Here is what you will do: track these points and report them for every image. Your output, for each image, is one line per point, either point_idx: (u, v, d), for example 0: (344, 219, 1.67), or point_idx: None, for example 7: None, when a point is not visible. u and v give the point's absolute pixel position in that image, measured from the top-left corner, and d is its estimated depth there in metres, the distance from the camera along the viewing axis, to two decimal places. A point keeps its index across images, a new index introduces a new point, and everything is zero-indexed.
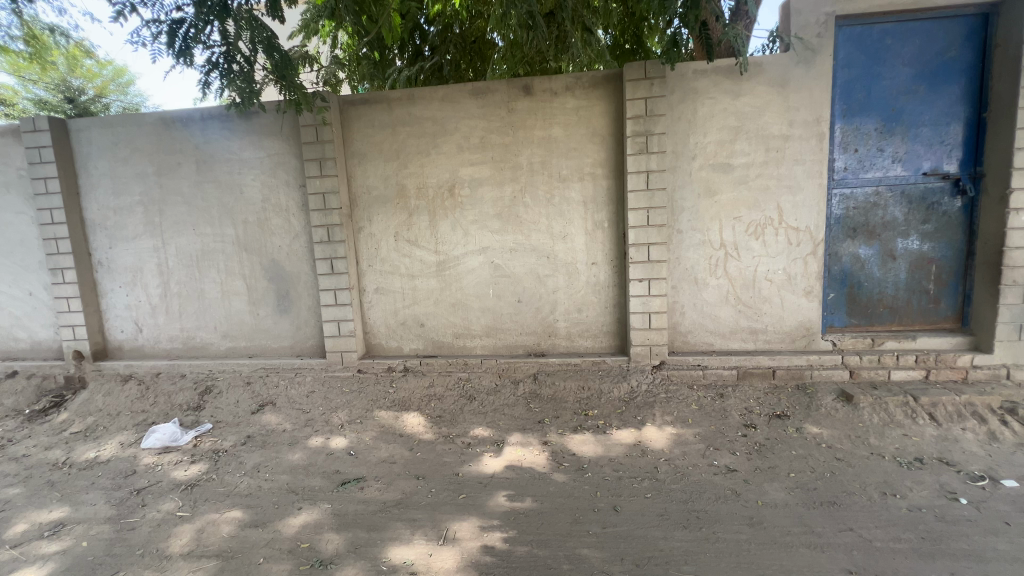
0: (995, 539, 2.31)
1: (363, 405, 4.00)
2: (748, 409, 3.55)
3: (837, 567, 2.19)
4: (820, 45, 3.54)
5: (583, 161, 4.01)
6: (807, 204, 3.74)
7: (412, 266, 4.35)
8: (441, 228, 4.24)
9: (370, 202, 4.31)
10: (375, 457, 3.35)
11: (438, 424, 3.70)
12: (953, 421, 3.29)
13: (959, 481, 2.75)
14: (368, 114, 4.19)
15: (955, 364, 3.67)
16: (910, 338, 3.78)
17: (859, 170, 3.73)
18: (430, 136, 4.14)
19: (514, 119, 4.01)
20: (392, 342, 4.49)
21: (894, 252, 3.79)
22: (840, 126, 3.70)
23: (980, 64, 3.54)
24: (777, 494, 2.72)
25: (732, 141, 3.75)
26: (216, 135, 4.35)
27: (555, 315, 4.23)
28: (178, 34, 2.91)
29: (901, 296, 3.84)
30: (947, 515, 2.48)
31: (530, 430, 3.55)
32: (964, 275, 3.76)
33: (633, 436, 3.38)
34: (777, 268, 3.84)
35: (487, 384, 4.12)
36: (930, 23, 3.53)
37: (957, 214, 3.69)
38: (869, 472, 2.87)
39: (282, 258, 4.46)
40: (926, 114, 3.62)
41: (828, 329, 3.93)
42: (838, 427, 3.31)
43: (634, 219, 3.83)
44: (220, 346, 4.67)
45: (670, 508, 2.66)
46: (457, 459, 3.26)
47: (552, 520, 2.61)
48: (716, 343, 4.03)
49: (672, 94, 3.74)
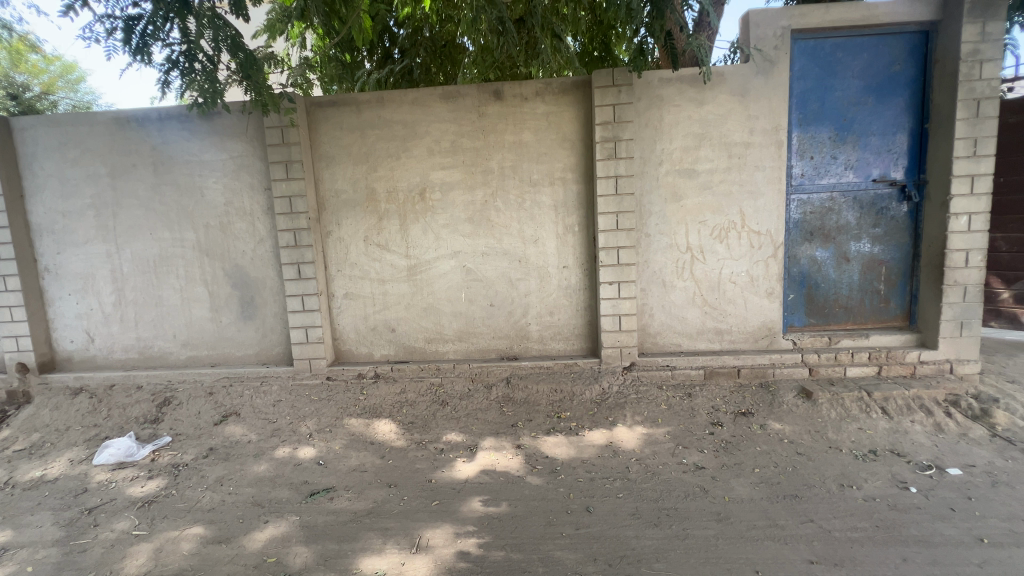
0: (942, 524, 2.45)
1: (332, 414, 3.90)
2: (714, 408, 3.65)
3: (799, 559, 2.27)
4: (777, 57, 3.71)
5: (553, 165, 4.06)
6: (767, 209, 3.89)
7: (382, 271, 4.29)
8: (412, 232, 4.21)
9: (339, 206, 4.24)
10: (345, 466, 3.27)
11: (410, 431, 3.64)
12: (904, 414, 3.47)
13: (910, 471, 2.91)
14: (336, 116, 4.12)
15: (904, 360, 3.86)
16: (863, 336, 3.97)
17: (815, 176, 3.91)
18: (400, 140, 4.10)
19: (484, 123, 4.02)
20: (363, 348, 4.41)
21: (848, 254, 3.98)
22: (797, 134, 3.87)
23: (921, 77, 3.77)
24: (742, 490, 2.80)
25: (696, 148, 3.86)
26: (175, 136, 4.19)
27: (528, 318, 4.25)
28: (134, 30, 2.82)
29: (855, 296, 4.03)
30: (899, 503, 2.62)
31: (503, 434, 3.54)
32: (911, 276, 3.98)
33: (605, 436, 3.42)
34: (740, 269, 3.98)
35: (459, 390, 4.08)
36: (876, 38, 3.74)
37: (903, 218, 3.91)
38: (827, 465, 2.99)
39: (246, 263, 4.32)
40: (875, 124, 3.83)
41: (788, 328, 4.10)
42: (799, 423, 3.44)
43: (604, 222, 3.90)
44: (179, 355, 4.48)
45: (641, 507, 2.70)
46: (430, 465, 3.23)
47: (525, 524, 2.61)
48: (684, 343, 4.13)
49: (639, 102, 3.83)
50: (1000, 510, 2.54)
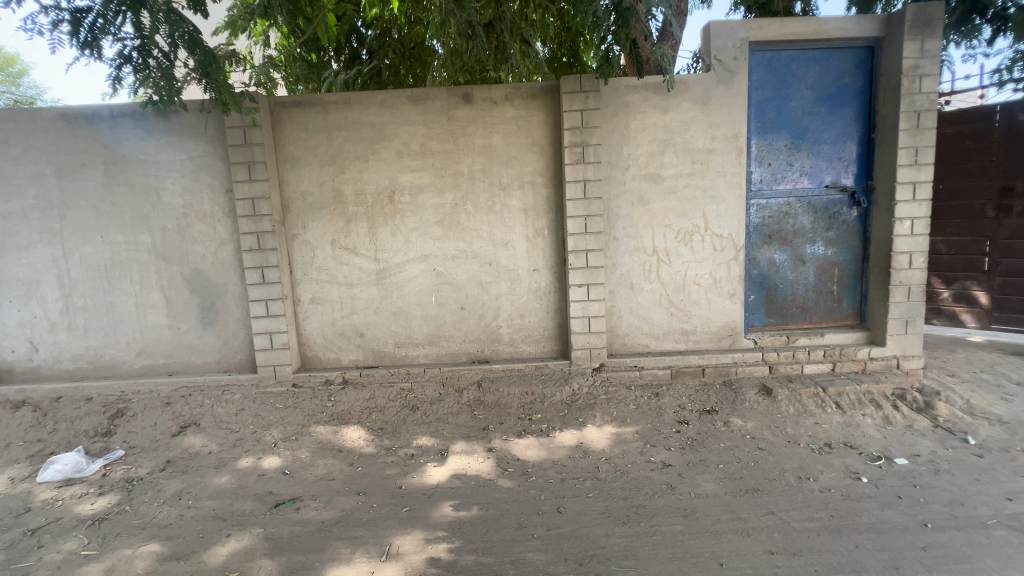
0: (891, 511, 2.60)
1: (298, 421, 3.79)
2: (680, 406, 3.75)
3: (760, 550, 2.36)
4: (736, 67, 3.86)
5: (523, 169, 4.09)
6: (728, 213, 4.04)
7: (350, 274, 4.21)
8: (381, 235, 4.15)
9: (305, 208, 4.14)
10: (312, 474, 3.19)
11: (380, 437, 3.59)
12: (856, 408, 3.66)
13: (861, 462, 3.06)
14: (302, 117, 4.04)
15: (856, 357, 4.07)
16: (819, 335, 4.15)
17: (773, 182, 4.08)
18: (368, 142, 4.05)
19: (454, 126, 4.02)
20: (330, 354, 4.32)
21: (804, 257, 4.17)
22: (756, 141, 4.03)
23: (868, 90, 4.00)
24: (707, 486, 2.89)
25: (661, 154, 3.97)
26: (129, 134, 4.00)
27: (498, 321, 4.26)
28: (82, 23, 2.68)
29: (811, 297, 4.22)
30: (851, 493, 2.75)
31: (474, 438, 3.53)
32: (861, 278, 4.20)
33: (575, 437, 3.46)
34: (704, 271, 4.10)
35: (430, 394, 4.05)
36: (827, 52, 3.95)
37: (853, 222, 4.13)
38: (786, 459, 3.12)
39: (206, 267, 4.17)
40: (827, 132, 4.04)
41: (750, 328, 4.25)
42: (760, 419, 3.57)
43: (572, 226, 3.96)
44: (134, 364, 4.27)
45: (611, 506, 2.74)
46: (400, 471, 3.18)
47: (497, 527, 2.61)
48: (651, 344, 4.22)
49: (606, 108, 3.91)
50: (942, 496, 2.71)
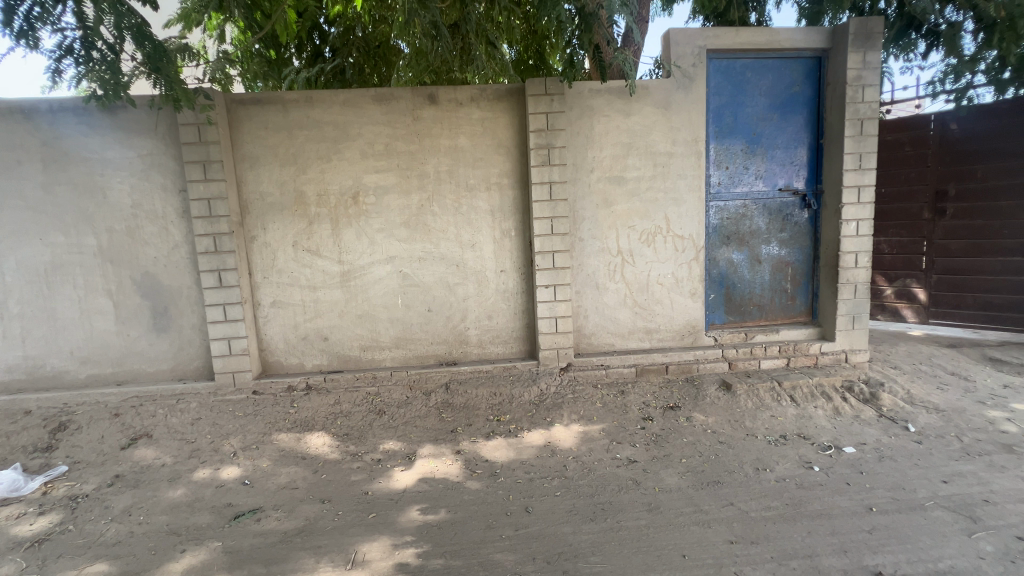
0: (840, 498, 2.74)
1: (259, 429, 3.66)
2: (645, 403, 3.84)
3: (720, 540, 2.45)
4: (695, 74, 3.99)
5: (489, 170, 4.10)
6: (689, 215, 4.16)
7: (313, 277, 4.11)
8: (345, 236, 4.07)
9: (264, 209, 4.02)
10: (274, 483, 3.09)
11: (345, 443, 3.51)
12: (809, 401, 3.84)
13: (813, 452, 3.22)
14: (261, 115, 3.92)
15: (809, 351, 4.27)
16: (774, 331, 4.33)
17: (730, 185, 4.24)
18: (331, 141, 3.97)
19: (419, 127, 3.99)
20: (293, 359, 4.20)
21: (760, 257, 4.34)
22: (714, 145, 4.18)
23: (816, 98, 4.21)
24: (671, 480, 2.97)
25: (624, 156, 4.06)
26: (71, 130, 3.78)
27: (466, 323, 4.25)
28: (17, 12, 2.52)
29: (767, 295, 4.40)
30: (804, 482, 2.89)
31: (442, 441, 3.50)
32: (813, 276, 4.41)
33: (543, 437, 3.49)
34: (666, 271, 4.22)
35: (397, 398, 4.00)
36: (778, 61, 4.14)
37: (805, 224, 4.34)
38: (744, 451, 3.25)
39: (158, 271, 3.98)
40: (779, 138, 4.23)
41: (710, 326, 4.39)
42: (720, 414, 3.70)
43: (539, 227, 3.99)
44: (78, 374, 4.03)
45: (578, 504, 2.78)
46: (366, 477, 3.13)
47: (465, 529, 2.60)
48: (617, 343, 4.30)
49: (570, 111, 3.97)
50: (885, 481, 2.88)
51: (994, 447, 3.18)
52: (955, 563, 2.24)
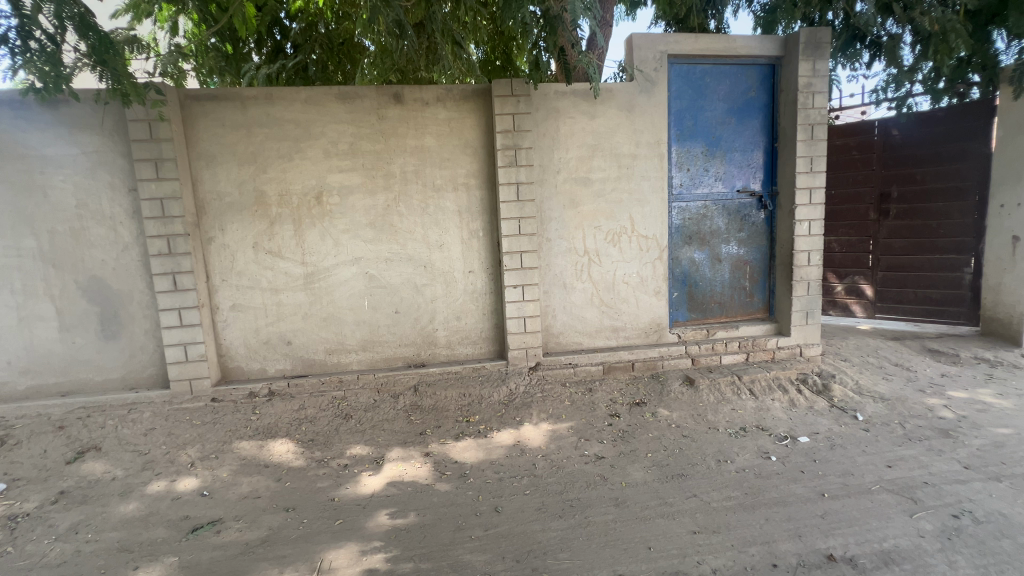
0: (796, 485, 2.87)
1: (218, 438, 3.52)
2: (612, 400, 3.92)
3: (684, 530, 2.52)
4: (657, 78, 4.09)
5: (456, 171, 4.08)
6: (653, 215, 4.27)
7: (275, 279, 3.99)
8: (308, 237, 3.97)
9: (222, 209, 3.87)
10: (234, 494, 2.98)
11: (311, 449, 3.42)
12: (767, 393, 4.00)
13: (771, 442, 3.36)
14: (217, 111, 3.78)
15: (766, 346, 4.45)
16: (734, 328, 4.49)
17: (691, 186, 4.37)
18: (293, 140, 3.86)
19: (384, 126, 3.93)
20: (254, 364, 4.07)
21: (720, 256, 4.50)
22: (676, 148, 4.30)
23: (771, 104, 4.40)
24: (637, 474, 3.04)
25: (590, 158, 4.13)
26: (7, 126, 3.54)
27: (435, 324, 4.22)
28: None
29: (727, 293, 4.56)
30: (762, 471, 3.01)
31: (411, 443, 3.46)
32: (769, 274, 4.60)
33: (512, 436, 3.50)
34: (632, 271, 4.31)
35: (364, 401, 3.93)
36: (735, 68, 4.30)
37: (761, 224, 4.52)
38: (707, 444, 3.36)
39: (107, 274, 3.77)
40: (737, 141, 4.39)
41: (674, 323, 4.51)
42: (684, 408, 3.81)
43: (506, 228, 4.01)
44: (17, 385, 3.78)
45: (547, 501, 2.81)
46: (332, 483, 3.06)
47: (435, 532, 2.58)
48: (584, 341, 4.35)
49: (536, 112, 4.01)
50: (836, 467, 3.04)
51: (933, 432, 3.40)
52: (898, 542, 2.38)
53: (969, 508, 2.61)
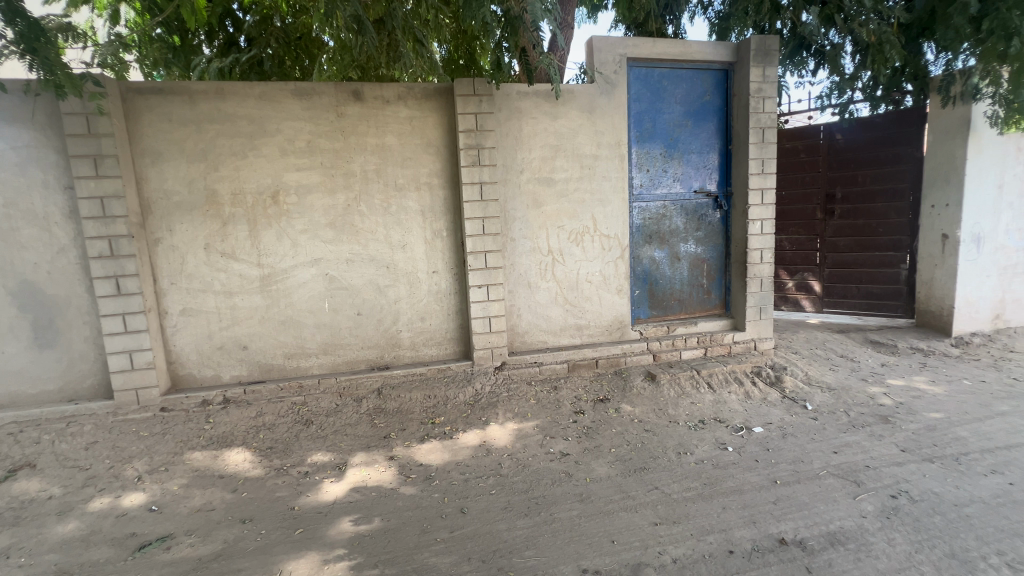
0: (750, 474, 2.99)
1: (168, 449, 3.34)
2: (577, 398, 3.97)
3: (646, 522, 2.58)
4: (616, 81, 4.18)
5: (418, 170, 4.03)
6: (614, 215, 4.35)
7: (228, 282, 3.83)
8: (264, 238, 3.83)
9: (170, 209, 3.68)
10: (186, 507, 2.84)
11: (269, 457, 3.31)
12: (724, 386, 4.15)
13: (727, 433, 3.49)
14: (164, 106, 3.59)
15: (723, 341, 4.62)
16: (693, 324, 4.63)
17: (651, 187, 4.48)
18: (246, 137, 3.72)
19: (343, 124, 3.84)
20: (207, 371, 3.89)
21: (679, 254, 4.63)
22: (636, 149, 4.40)
23: (725, 107, 4.56)
24: (601, 469, 3.09)
25: (553, 158, 4.17)
26: None
27: (398, 326, 4.15)
28: None
29: (686, 290, 4.70)
30: (720, 462, 3.13)
31: (375, 447, 3.40)
32: (725, 272, 4.77)
33: (478, 437, 3.49)
34: (594, 270, 4.38)
35: (325, 406, 3.83)
36: (691, 72, 4.44)
37: (717, 224, 4.69)
38: (668, 437, 3.45)
39: (40, 278, 3.52)
40: (694, 143, 4.53)
41: (636, 321, 4.61)
42: (646, 403, 3.90)
43: (470, 228, 3.99)
44: None
45: (513, 500, 2.82)
46: (292, 492, 2.96)
47: (399, 537, 2.54)
48: (549, 340, 4.39)
49: (499, 112, 4.02)
50: (788, 455, 3.19)
51: (874, 418, 3.62)
52: (843, 523, 2.52)
53: (905, 488, 2.79)
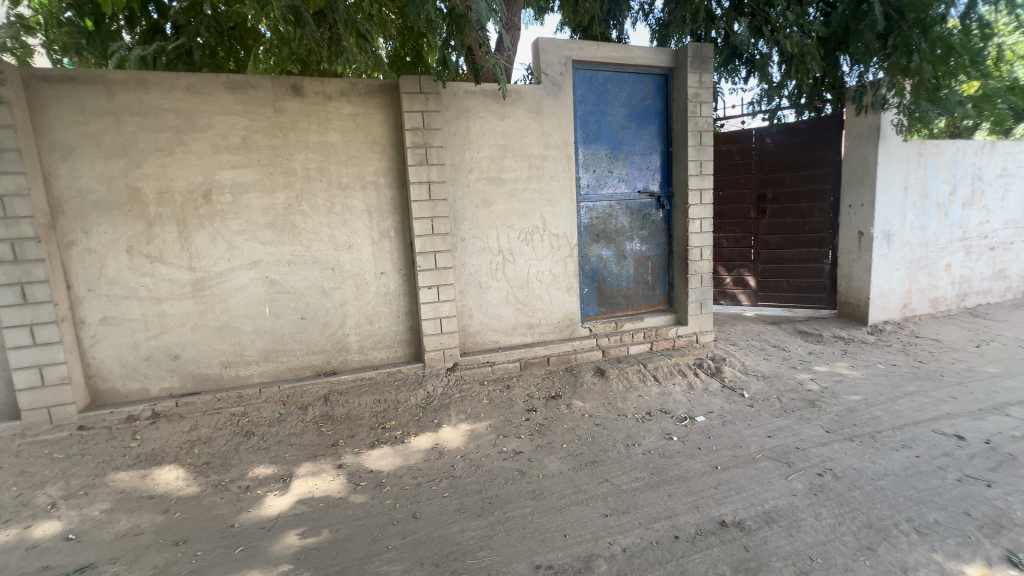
0: (694, 462, 3.13)
1: (88, 471, 3.06)
2: (529, 395, 4.01)
3: (597, 514, 2.65)
4: (562, 82, 4.25)
5: (363, 169, 3.92)
6: (563, 215, 4.42)
7: (155, 287, 3.55)
8: (195, 239, 3.59)
9: (85, 208, 3.37)
10: (109, 533, 2.61)
11: (205, 473, 3.10)
12: (669, 378, 4.33)
13: (672, 423, 3.64)
14: (74, 96, 3.28)
15: (667, 335, 4.81)
16: (640, 319, 4.80)
17: (597, 187, 4.60)
18: (173, 132, 3.47)
19: (281, 120, 3.66)
20: (133, 384, 3.60)
21: (625, 253, 4.78)
22: (582, 150, 4.50)
23: (665, 111, 4.74)
24: (554, 465, 3.14)
25: (501, 158, 4.18)
26: None
27: (345, 329, 4.02)
28: None
29: (632, 287, 4.85)
30: (666, 451, 3.26)
31: (322, 456, 3.27)
32: (669, 269, 4.97)
33: (430, 440, 3.44)
34: (545, 269, 4.43)
35: (268, 416, 3.64)
36: (633, 76, 4.58)
37: (660, 223, 4.87)
38: (617, 430, 3.55)
39: None
40: (637, 145, 4.68)
41: (586, 318, 4.72)
42: (596, 398, 4.00)
43: (419, 228, 3.93)
44: None
45: (466, 501, 2.80)
46: (231, 508, 2.79)
47: (349, 547, 2.46)
48: (501, 339, 4.40)
49: (446, 111, 3.97)
50: (727, 441, 3.37)
51: (803, 403, 3.90)
52: (777, 502, 2.70)
53: (830, 465, 3.03)
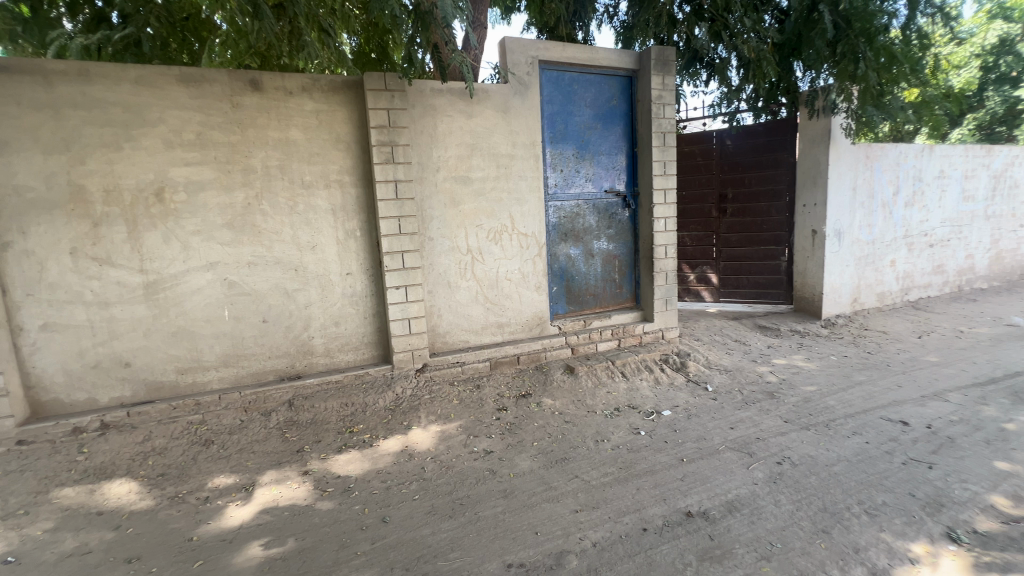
0: (661, 455, 3.21)
1: (28, 489, 2.86)
2: (500, 395, 4.01)
3: (568, 511, 2.68)
4: (529, 82, 4.26)
5: (327, 167, 3.82)
6: (531, 214, 4.44)
7: (103, 291, 3.36)
8: (146, 240, 3.41)
9: (22, 207, 3.15)
10: (53, 553, 2.45)
11: (160, 485, 2.95)
12: (636, 374, 4.42)
13: (640, 418, 3.72)
14: (7, 86, 3.05)
15: (634, 332, 4.90)
16: (608, 317, 4.87)
17: (565, 186, 4.64)
18: (120, 126, 3.28)
19: (239, 116, 3.53)
20: (79, 395, 3.39)
21: (593, 251, 4.84)
22: (550, 150, 4.53)
23: (630, 112, 4.83)
24: (524, 463, 3.15)
25: (469, 157, 4.16)
26: None
27: (310, 332, 3.91)
28: None
29: (600, 285, 4.93)
30: (634, 446, 3.33)
31: (287, 463, 3.18)
32: (635, 267, 5.06)
33: (399, 443, 3.39)
34: (514, 268, 4.44)
35: (228, 423, 3.50)
36: (599, 77, 4.64)
37: (626, 222, 4.96)
38: (586, 427, 3.60)
39: None
40: (603, 145, 4.75)
41: (555, 316, 4.76)
42: (566, 396, 4.04)
43: (385, 227, 3.86)
44: None
45: (437, 503, 2.78)
46: (189, 521, 2.67)
47: (316, 555, 2.40)
48: (471, 339, 4.38)
49: (412, 108, 3.92)
50: (692, 434, 3.47)
51: (762, 395, 4.06)
52: (739, 492, 2.80)
53: (788, 454, 3.16)
